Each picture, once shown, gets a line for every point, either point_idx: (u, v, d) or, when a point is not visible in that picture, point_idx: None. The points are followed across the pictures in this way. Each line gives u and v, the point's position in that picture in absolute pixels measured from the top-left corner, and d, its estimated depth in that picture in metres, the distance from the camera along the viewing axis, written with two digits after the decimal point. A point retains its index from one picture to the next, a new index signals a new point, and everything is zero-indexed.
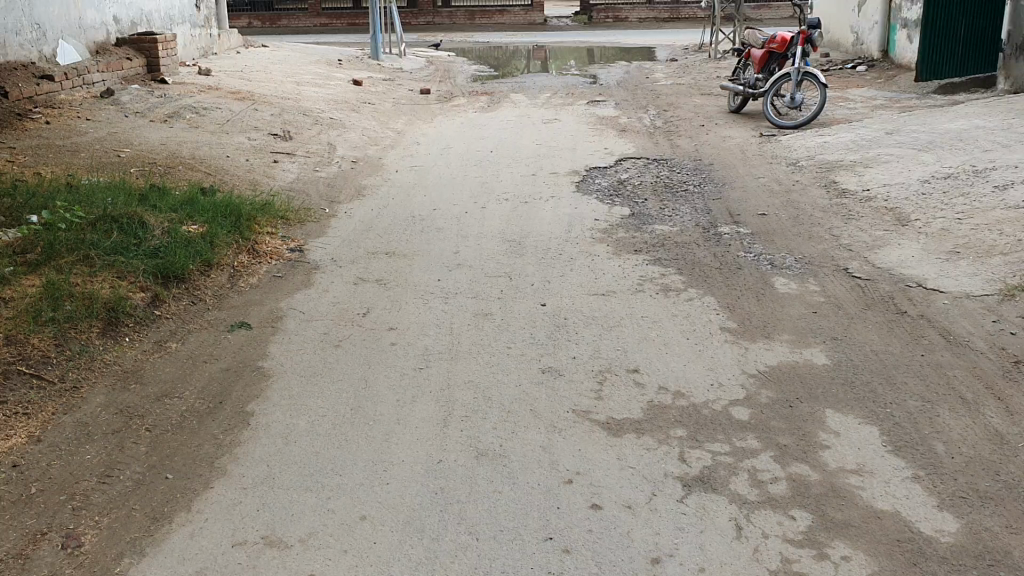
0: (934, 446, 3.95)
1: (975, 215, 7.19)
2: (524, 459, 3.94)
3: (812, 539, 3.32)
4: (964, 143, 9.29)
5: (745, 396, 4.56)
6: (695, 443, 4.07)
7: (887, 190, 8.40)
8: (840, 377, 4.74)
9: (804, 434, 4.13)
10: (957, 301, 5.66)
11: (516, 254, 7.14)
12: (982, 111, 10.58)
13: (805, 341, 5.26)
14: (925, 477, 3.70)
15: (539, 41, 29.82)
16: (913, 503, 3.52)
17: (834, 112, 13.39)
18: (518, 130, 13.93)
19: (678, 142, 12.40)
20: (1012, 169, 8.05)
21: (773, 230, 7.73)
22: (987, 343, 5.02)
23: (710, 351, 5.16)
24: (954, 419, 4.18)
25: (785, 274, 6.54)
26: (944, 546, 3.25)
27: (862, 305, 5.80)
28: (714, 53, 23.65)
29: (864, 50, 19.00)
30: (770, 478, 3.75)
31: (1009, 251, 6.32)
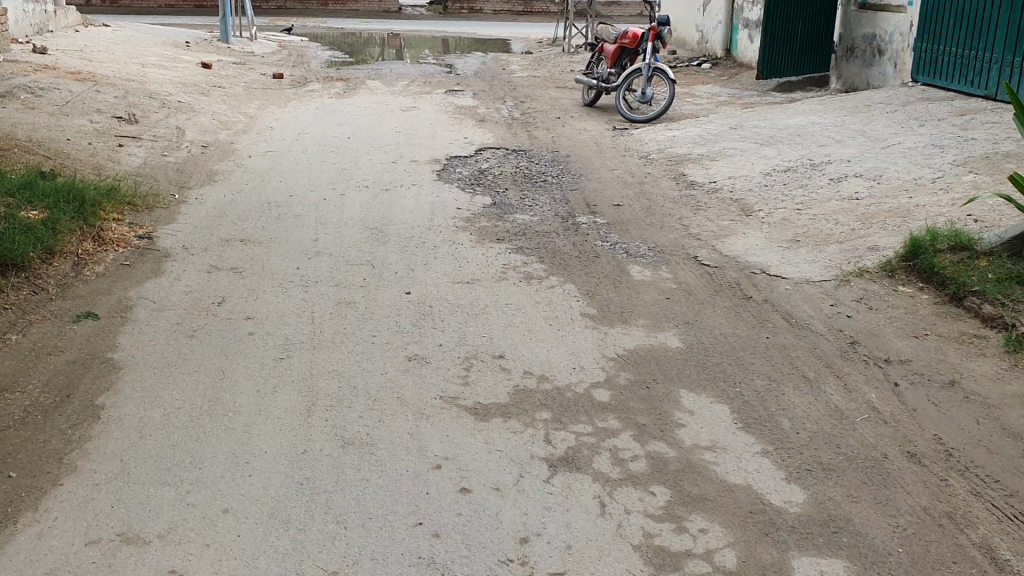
0: (780, 422, 4.18)
1: (813, 206, 7.63)
2: (392, 447, 3.93)
3: (672, 514, 3.46)
4: (803, 139, 9.83)
5: (605, 379, 4.70)
6: (559, 425, 4.16)
7: (733, 182, 8.80)
8: (693, 360, 4.95)
9: (661, 414, 4.29)
10: (799, 287, 6.00)
11: (378, 242, 7.09)
12: (818, 108, 11.23)
13: (660, 326, 5.46)
14: (773, 452, 3.92)
15: (394, 29, 29.56)
16: (763, 476, 3.72)
17: (682, 108, 13.90)
18: (376, 117, 13.79)
19: (535, 133, 12.58)
20: (846, 164, 8.57)
21: (629, 219, 7.96)
22: (826, 325, 5.35)
23: (571, 336, 5.28)
24: (798, 397, 4.44)
25: (639, 262, 6.76)
26: (792, 515, 3.45)
27: (712, 291, 6.06)
28: (568, 47, 24.08)
29: (709, 48, 19.79)
30: (631, 457, 3.88)
31: (843, 239, 6.75)
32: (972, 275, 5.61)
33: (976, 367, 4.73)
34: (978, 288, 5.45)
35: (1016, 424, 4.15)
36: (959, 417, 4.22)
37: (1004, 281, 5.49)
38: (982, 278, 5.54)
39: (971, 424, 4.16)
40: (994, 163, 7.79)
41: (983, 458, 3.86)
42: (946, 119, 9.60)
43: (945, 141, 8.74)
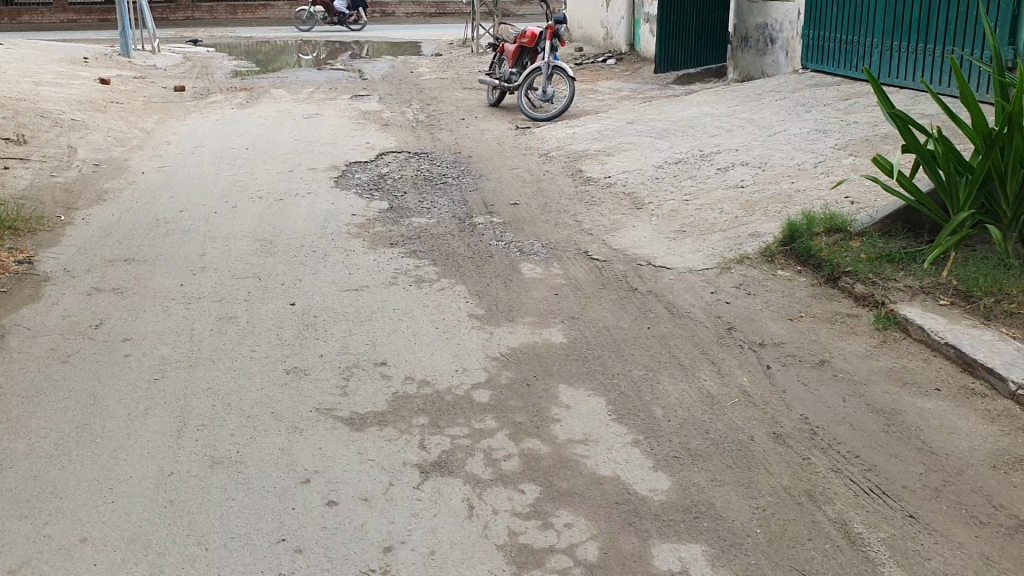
0: (653, 411, 4.24)
1: (701, 196, 7.76)
2: (261, 464, 3.87)
3: (539, 511, 3.47)
4: (695, 130, 10.00)
5: (486, 378, 4.70)
6: (435, 429, 4.15)
7: (627, 176, 8.90)
8: (575, 354, 4.98)
9: (537, 410, 4.31)
10: (683, 276, 6.09)
11: (267, 254, 6.99)
12: (712, 99, 11.42)
13: (546, 322, 5.48)
14: (644, 441, 3.96)
15: (304, 35, 29.22)
16: (632, 467, 3.76)
17: (584, 104, 14.01)
18: (277, 126, 13.61)
19: (438, 136, 12.55)
20: (734, 153, 8.74)
21: (524, 217, 7.99)
22: (706, 313, 5.44)
23: (456, 338, 5.27)
24: (673, 385, 4.51)
25: (531, 260, 6.79)
26: (657, 503, 3.49)
27: (600, 284, 6.12)
28: (477, 47, 24.09)
29: (613, 44, 20.01)
30: (503, 455, 3.89)
31: (728, 227, 6.88)
32: (845, 256, 5.76)
33: (846, 346, 4.86)
34: (850, 268, 5.60)
35: (878, 399, 4.27)
36: (826, 395, 4.32)
37: (875, 260, 5.65)
38: (854, 259, 5.70)
39: (837, 402, 4.26)
40: (873, 146, 8.02)
41: (845, 434, 3.96)
42: (831, 104, 9.86)
43: (828, 125, 8.97)
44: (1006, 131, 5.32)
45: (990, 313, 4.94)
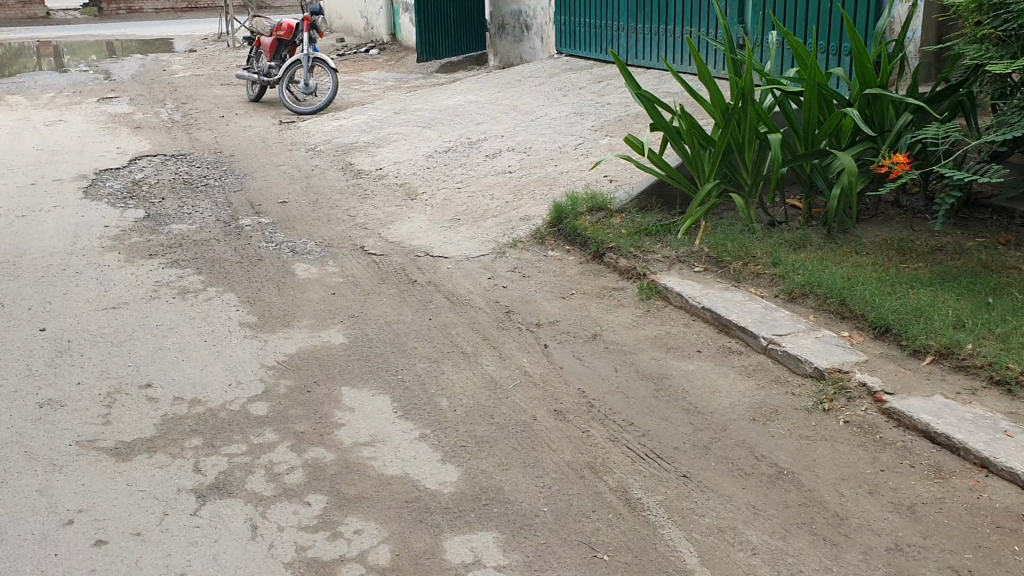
0: (438, 402, 4.23)
1: (472, 184, 7.84)
2: (15, 510, 3.52)
3: (327, 521, 3.37)
4: (461, 117, 10.09)
5: (263, 390, 4.51)
6: (211, 449, 3.94)
7: (398, 167, 8.84)
8: (354, 354, 4.88)
9: (319, 417, 4.19)
10: (459, 265, 6.11)
11: (10, 277, 6.38)
12: (476, 86, 11.56)
13: (323, 324, 5.34)
14: (430, 435, 3.94)
15: (40, 36, 26.97)
16: (418, 462, 3.72)
17: (349, 96, 13.79)
18: (15, 135, 12.48)
19: (197, 135, 11.95)
20: (500, 139, 8.89)
21: (294, 216, 7.75)
22: (484, 299, 5.50)
23: (228, 349, 5.03)
24: (455, 374, 4.52)
25: (304, 260, 6.59)
26: (446, 496, 3.48)
27: (377, 279, 6.03)
28: (234, 42, 23.15)
29: (375, 34, 19.82)
30: (286, 469, 3.75)
31: (499, 213, 6.99)
32: (608, 233, 5.99)
33: (616, 319, 5.05)
34: (614, 244, 5.82)
35: (648, 366, 4.47)
36: (601, 368, 4.48)
37: (635, 234, 5.91)
38: (617, 235, 5.94)
39: (610, 373, 4.42)
40: (628, 125, 8.39)
41: (620, 404, 4.11)
42: (587, 87, 10.23)
43: (586, 107, 9.30)
44: (741, 105, 5.70)
45: (740, 275, 5.28)
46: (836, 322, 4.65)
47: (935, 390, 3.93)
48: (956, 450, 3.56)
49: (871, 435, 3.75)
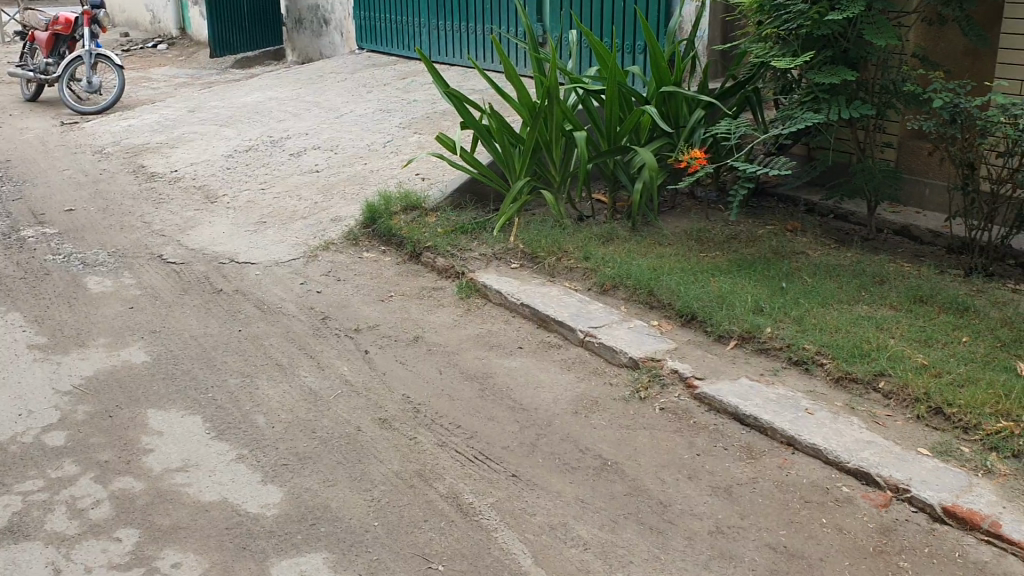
0: (255, 419, 4.04)
1: (276, 184, 7.57)
2: None
3: (140, 557, 3.15)
4: (261, 115, 9.73)
5: (59, 418, 4.16)
6: (2, 489, 3.58)
7: (195, 168, 8.40)
8: (159, 372, 4.59)
9: (124, 443, 3.91)
10: (268, 271, 5.88)
11: None
12: (274, 83, 11.18)
13: (123, 342, 4.99)
14: (249, 455, 3.76)
15: None
16: (237, 486, 3.54)
17: (137, 93, 13.01)
18: None
19: None
20: (304, 137, 8.63)
21: (82, 225, 7.21)
22: (297, 305, 5.31)
23: (15, 375, 4.60)
24: (271, 388, 4.33)
25: (96, 272, 6.14)
26: (271, 519, 3.33)
27: (180, 290, 5.70)
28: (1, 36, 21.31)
29: (161, 28, 18.79)
30: (90, 504, 3.46)
31: (307, 214, 6.79)
32: (423, 232, 5.93)
33: (436, 320, 5.01)
34: (430, 243, 5.78)
35: (471, 366, 4.45)
36: (424, 371, 4.42)
37: (451, 233, 5.89)
38: (432, 234, 5.90)
39: (434, 376, 4.37)
40: (435, 122, 8.36)
41: (445, 407, 4.07)
42: (391, 83, 10.11)
43: (391, 104, 9.19)
44: (547, 104, 5.78)
45: (555, 269, 5.36)
46: (645, 311, 4.72)
47: (741, 372, 4.04)
48: (763, 430, 3.65)
49: (685, 420, 3.80)
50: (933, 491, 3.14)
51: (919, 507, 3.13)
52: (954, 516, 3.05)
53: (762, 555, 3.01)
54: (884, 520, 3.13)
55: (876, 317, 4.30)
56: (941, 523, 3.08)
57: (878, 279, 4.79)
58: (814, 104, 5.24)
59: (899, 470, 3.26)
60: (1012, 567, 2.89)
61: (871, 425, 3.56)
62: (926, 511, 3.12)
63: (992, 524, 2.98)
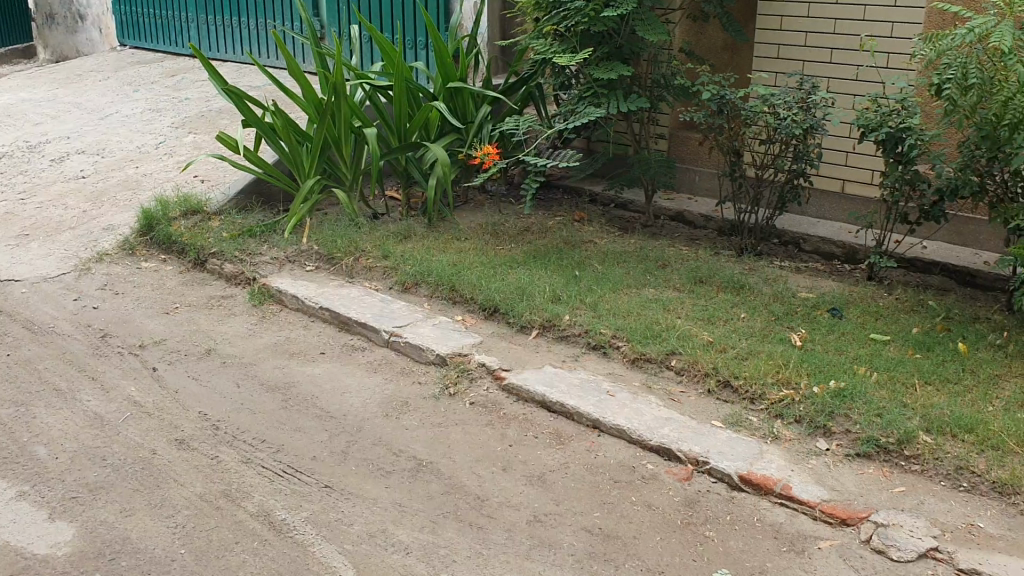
0: (35, 452, 3.70)
1: (37, 193, 6.96)
2: None
3: None
4: (13, 118, 8.92)
5: None
6: None
7: None
8: None
9: None
10: (36, 287, 5.40)
11: None
12: (26, 82, 10.30)
13: None
14: (31, 491, 3.43)
15: None
16: (21, 526, 3.22)
17: None
18: None
19: None
20: (65, 141, 8.00)
21: None
22: (72, 324, 4.91)
23: None
24: (50, 416, 3.98)
25: None
26: (62, 559, 3.03)
27: None
28: None
29: None
30: None
31: (76, 223, 6.29)
32: (208, 238, 5.66)
33: (228, 330, 4.78)
34: (216, 249, 5.52)
35: (271, 376, 4.28)
36: (220, 385, 4.21)
37: (239, 237, 5.65)
38: (218, 239, 5.63)
39: (232, 390, 4.16)
40: (211, 121, 7.99)
41: (246, 421, 3.89)
42: (160, 81, 9.57)
43: (161, 103, 8.70)
44: (333, 100, 5.65)
45: (352, 270, 5.24)
46: (448, 307, 4.67)
47: (545, 361, 4.04)
48: (570, 415, 3.65)
49: (495, 413, 3.75)
50: (729, 461, 3.24)
51: (719, 477, 3.23)
52: (750, 482, 3.16)
53: (579, 539, 2.97)
54: (688, 492, 3.19)
55: (663, 299, 4.51)
56: (739, 491, 3.18)
57: (661, 263, 5.02)
58: (594, 98, 5.37)
59: (697, 444, 3.35)
60: (805, 524, 3.01)
61: (669, 402, 3.68)
62: (725, 480, 3.22)
63: (784, 487, 3.11)
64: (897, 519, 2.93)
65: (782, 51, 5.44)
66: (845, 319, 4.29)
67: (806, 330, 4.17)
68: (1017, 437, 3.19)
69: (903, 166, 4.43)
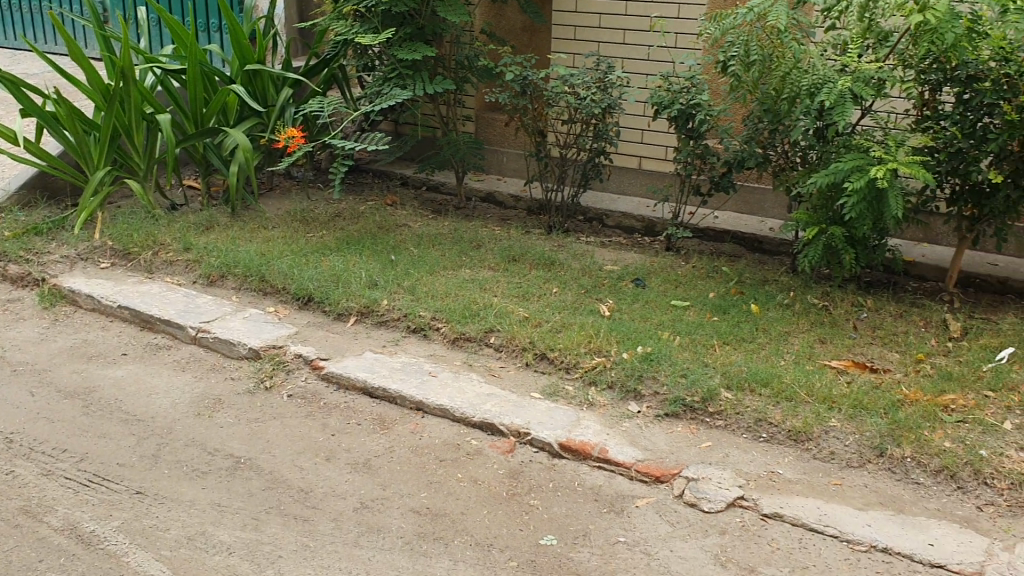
0: None
1: None
2: None
3: None
4: None
5: None
6: None
7: None
8: None
9: None
10: None
11: None
12: None
13: None
14: None
15: None
16: None
17: None
18: None
19: None
20: None
21: None
22: None
23: None
24: None
25: None
26: None
27: None
28: None
29: None
30: None
31: None
32: None
33: (16, 336, 4.43)
34: None
35: (68, 382, 4.00)
36: (11, 395, 3.89)
37: (22, 235, 5.24)
38: None
39: (24, 400, 3.85)
40: None
41: (44, 432, 3.60)
42: None
43: None
44: (122, 86, 5.33)
45: (152, 265, 4.96)
46: (258, 299, 4.51)
47: (364, 346, 3.98)
48: (392, 399, 3.63)
49: (314, 404, 3.67)
50: (549, 430, 3.33)
51: (540, 446, 3.31)
52: (570, 449, 3.26)
53: (408, 521, 2.95)
54: (512, 464, 3.25)
55: (477, 279, 4.53)
56: (560, 459, 3.27)
57: (475, 243, 5.06)
58: (399, 79, 5.31)
59: (518, 416, 3.41)
60: (623, 485, 3.13)
61: (489, 377, 3.72)
62: (546, 450, 3.30)
63: (602, 450, 3.22)
64: (706, 473, 3.11)
65: (579, 33, 5.59)
66: (649, 288, 4.49)
67: (613, 301, 4.33)
68: (807, 387, 3.45)
69: (693, 141, 4.70)
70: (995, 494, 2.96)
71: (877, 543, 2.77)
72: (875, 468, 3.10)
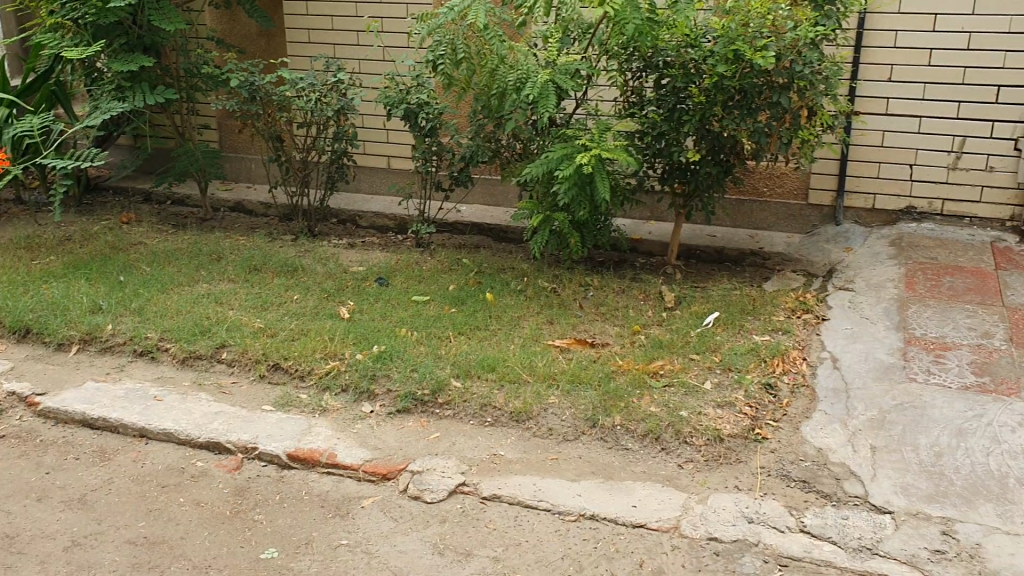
0: None
1: None
2: None
3: None
4: None
5: None
6: None
7: None
8: None
9: None
10: None
11: None
12: None
13: None
14: None
15: None
16: None
17: None
18: None
19: None
20: None
21: None
22: None
23: None
24: None
25: None
26: None
27: None
28: None
29: None
30: None
31: None
32: None
33: None
34: None
35: None
36: None
37: None
38: None
39: None
40: None
41: None
42: None
43: None
44: None
45: None
46: None
47: (86, 376, 3.80)
48: (115, 429, 3.49)
49: (30, 442, 3.47)
50: (277, 442, 3.30)
51: (268, 459, 3.28)
52: (298, 459, 3.24)
53: (121, 553, 2.83)
54: (238, 481, 3.20)
55: (215, 293, 4.40)
56: (289, 469, 3.26)
57: (215, 255, 4.93)
58: (120, 92, 5.08)
59: (246, 432, 3.37)
60: (350, 487, 3.15)
61: (219, 395, 3.63)
62: (274, 462, 3.27)
63: (330, 456, 3.23)
64: (430, 464, 3.18)
65: (312, 36, 5.56)
66: (390, 286, 4.52)
67: (354, 302, 4.33)
68: (529, 368, 3.61)
69: (428, 138, 4.75)
70: (694, 451, 3.18)
71: (585, 512, 2.93)
72: (589, 439, 3.27)
